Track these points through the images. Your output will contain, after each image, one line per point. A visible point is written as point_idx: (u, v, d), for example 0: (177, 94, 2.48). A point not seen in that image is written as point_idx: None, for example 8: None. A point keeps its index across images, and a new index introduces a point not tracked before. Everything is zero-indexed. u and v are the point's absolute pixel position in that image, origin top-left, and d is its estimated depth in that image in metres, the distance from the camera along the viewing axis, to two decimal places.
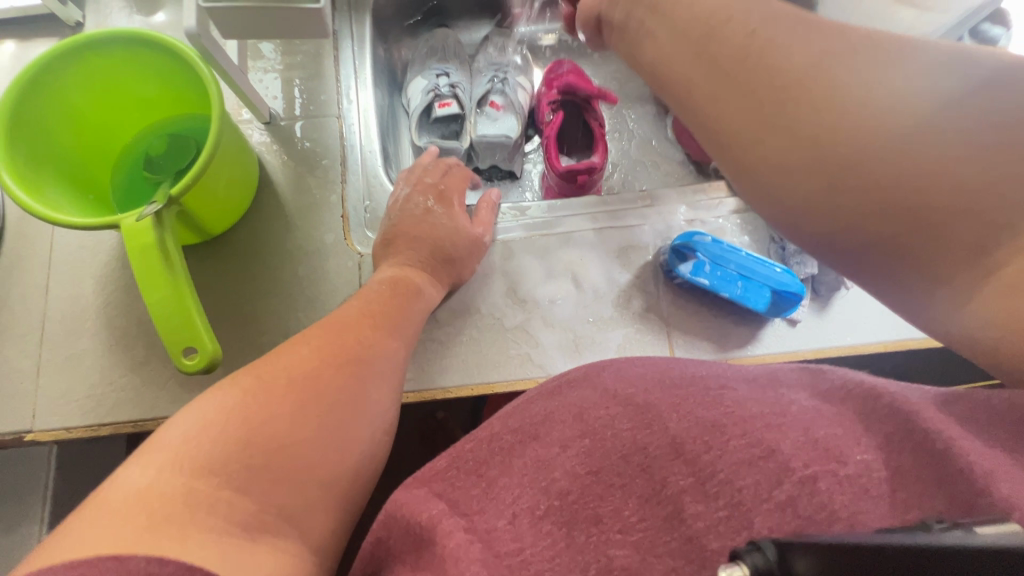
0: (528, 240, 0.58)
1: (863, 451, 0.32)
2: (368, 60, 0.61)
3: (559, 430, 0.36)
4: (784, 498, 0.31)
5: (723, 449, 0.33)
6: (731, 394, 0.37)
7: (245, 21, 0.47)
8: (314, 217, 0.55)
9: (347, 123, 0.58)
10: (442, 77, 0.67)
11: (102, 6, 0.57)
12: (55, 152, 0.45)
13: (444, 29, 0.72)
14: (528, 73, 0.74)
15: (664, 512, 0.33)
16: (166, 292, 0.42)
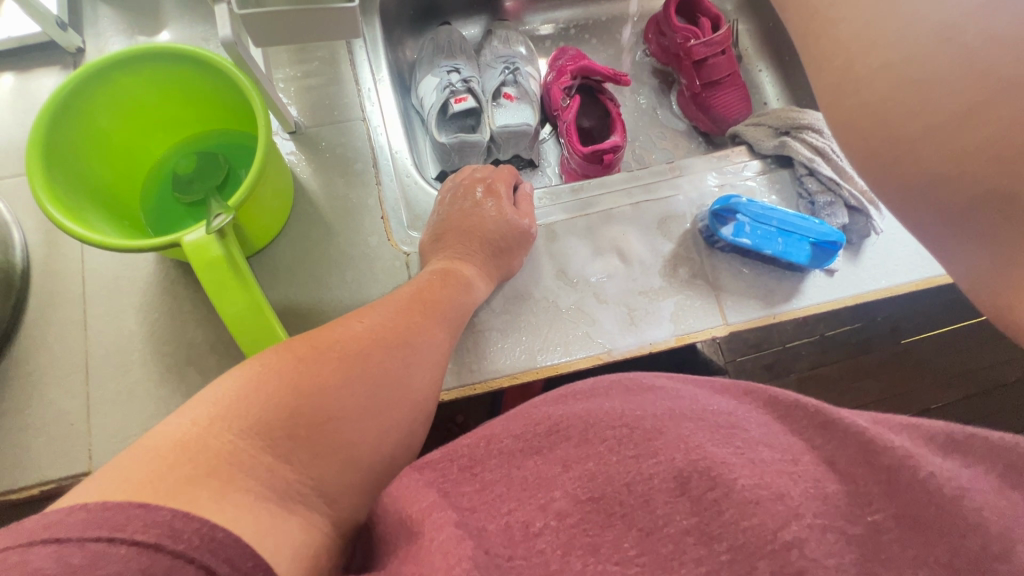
0: (570, 221, 0.56)
1: (877, 511, 0.28)
2: (383, 60, 0.60)
3: (564, 449, 0.32)
4: (790, 539, 0.27)
5: (731, 484, 0.29)
6: (743, 434, 0.32)
7: (275, 26, 0.43)
8: (355, 221, 0.53)
9: (372, 125, 0.57)
10: (454, 74, 0.66)
11: (100, 30, 0.57)
12: (89, 182, 0.44)
13: (447, 25, 0.70)
14: (535, 63, 0.71)
15: (663, 551, 0.28)
16: (243, 302, 0.38)
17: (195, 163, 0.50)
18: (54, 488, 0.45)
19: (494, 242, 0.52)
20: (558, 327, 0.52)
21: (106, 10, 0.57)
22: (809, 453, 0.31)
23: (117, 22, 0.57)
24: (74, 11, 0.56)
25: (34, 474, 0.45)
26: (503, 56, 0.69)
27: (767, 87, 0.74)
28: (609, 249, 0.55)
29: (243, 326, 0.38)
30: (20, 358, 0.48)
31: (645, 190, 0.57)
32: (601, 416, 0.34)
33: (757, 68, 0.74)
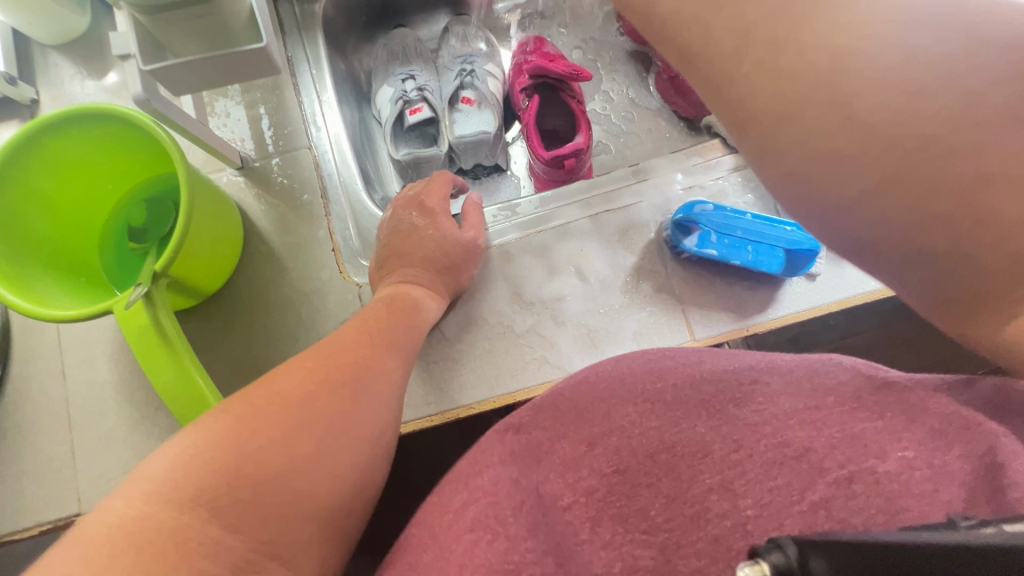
0: (524, 240, 0.54)
1: (905, 448, 0.32)
2: (328, 80, 0.58)
3: (587, 427, 0.36)
4: (817, 500, 0.32)
5: (754, 449, 0.34)
6: (765, 389, 0.36)
7: (191, 74, 0.43)
8: (306, 256, 0.53)
9: (320, 152, 0.56)
10: (408, 82, 0.63)
11: (53, 77, 0.57)
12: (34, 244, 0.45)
13: (401, 28, 0.67)
14: (497, 59, 0.67)
15: (690, 511, 0.33)
16: (169, 370, 0.39)
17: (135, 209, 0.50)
18: (51, 528, 0.49)
19: (444, 267, 0.51)
20: (508, 355, 0.51)
21: (55, 58, 0.57)
22: (833, 395, 0.35)
23: (68, 65, 0.58)
24: (22, 63, 0.57)
25: (34, 516, 0.49)
26: (462, 55, 0.65)
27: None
28: (563, 267, 0.52)
29: (173, 392, 0.39)
30: (9, 410, 0.51)
31: (604, 201, 0.54)
32: (622, 389, 0.37)
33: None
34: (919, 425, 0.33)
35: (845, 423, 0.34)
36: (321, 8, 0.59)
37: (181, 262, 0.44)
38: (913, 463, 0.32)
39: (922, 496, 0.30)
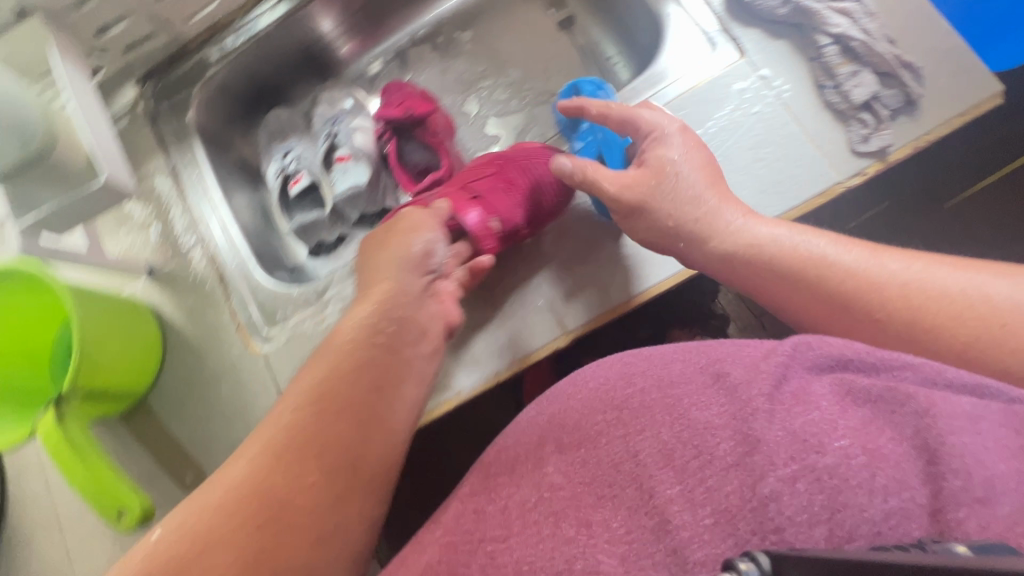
0: (278, 295, 0.67)
1: (841, 439, 0.39)
2: (209, 181, 0.74)
3: (560, 436, 0.45)
4: (767, 495, 0.38)
5: (712, 453, 0.41)
6: (729, 381, 0.44)
7: (197, 294, 0.68)
8: (213, 339, 0.67)
9: (218, 246, 0.70)
10: (287, 157, 0.79)
11: (194, 218, 0.72)
12: (61, 442, 0.51)
13: (278, 110, 0.84)
14: (358, 115, 0.82)
15: (653, 523, 0.40)
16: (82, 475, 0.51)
17: (150, 412, 0.66)
18: None
19: None
20: None
21: (214, 196, 0.73)
22: (755, 384, 0.43)
23: (215, 219, 0.72)
24: (178, 183, 0.73)
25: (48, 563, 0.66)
26: (327, 119, 0.82)
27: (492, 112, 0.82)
28: None
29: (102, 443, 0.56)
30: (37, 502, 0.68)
31: None
32: (600, 403, 0.46)
33: (609, 55, 0.82)
34: (853, 411, 0.40)
35: (786, 421, 0.40)
36: (195, 118, 0.76)
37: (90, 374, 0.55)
38: (849, 452, 0.38)
39: (863, 484, 0.37)
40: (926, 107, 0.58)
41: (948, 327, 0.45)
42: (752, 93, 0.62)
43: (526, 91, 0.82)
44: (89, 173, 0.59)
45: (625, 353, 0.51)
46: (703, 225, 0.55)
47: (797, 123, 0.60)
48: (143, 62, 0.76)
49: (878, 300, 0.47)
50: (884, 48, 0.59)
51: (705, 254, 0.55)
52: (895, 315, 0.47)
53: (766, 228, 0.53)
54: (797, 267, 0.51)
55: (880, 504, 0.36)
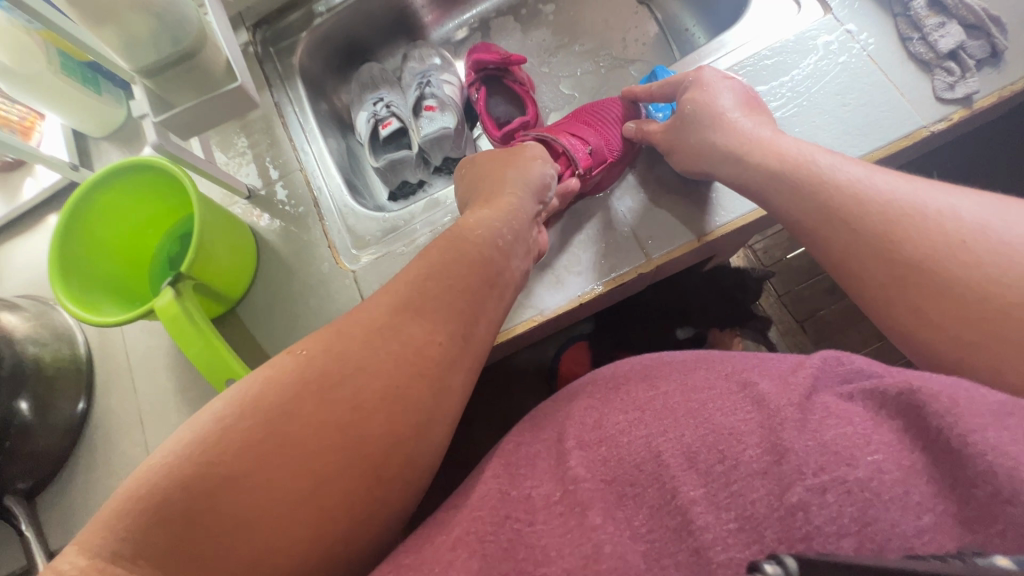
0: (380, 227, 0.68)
1: (874, 453, 0.35)
2: (309, 116, 0.74)
3: (576, 428, 0.44)
4: (795, 503, 0.35)
5: (739, 459, 0.38)
6: (753, 391, 0.41)
7: (287, 216, 0.68)
8: (308, 254, 0.66)
9: (311, 171, 0.70)
10: (379, 103, 0.76)
11: (297, 144, 0.72)
12: (187, 326, 0.51)
13: (368, 63, 0.83)
14: (449, 69, 0.80)
15: (674, 523, 0.37)
16: (198, 343, 0.52)
17: (241, 322, 0.65)
18: None
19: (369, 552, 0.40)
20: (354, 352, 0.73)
21: (311, 125, 0.74)
22: (796, 393, 0.40)
23: (317, 144, 0.72)
24: (279, 108, 0.73)
25: (99, 486, 0.69)
26: (417, 70, 0.80)
27: (572, 74, 0.80)
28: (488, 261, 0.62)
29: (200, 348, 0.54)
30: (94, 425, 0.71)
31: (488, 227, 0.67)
32: (615, 400, 0.44)
33: (686, 27, 0.81)
34: (886, 428, 0.37)
35: (815, 432, 0.37)
36: (298, 60, 0.76)
37: (203, 268, 0.57)
38: (883, 466, 0.34)
39: (895, 500, 0.33)
40: (1011, 58, 0.57)
41: (908, 219, 0.43)
42: (838, 45, 0.62)
43: (602, 56, 0.81)
44: (231, 77, 0.59)
45: (634, 356, 0.51)
46: (717, 152, 0.56)
47: (883, 74, 0.60)
48: (253, 6, 0.74)
49: (884, 225, 0.43)
50: (972, 2, 0.58)
51: (686, 143, 0.59)
52: (861, 207, 0.45)
53: (755, 127, 0.55)
54: (777, 152, 0.52)
55: (913, 520, 0.32)
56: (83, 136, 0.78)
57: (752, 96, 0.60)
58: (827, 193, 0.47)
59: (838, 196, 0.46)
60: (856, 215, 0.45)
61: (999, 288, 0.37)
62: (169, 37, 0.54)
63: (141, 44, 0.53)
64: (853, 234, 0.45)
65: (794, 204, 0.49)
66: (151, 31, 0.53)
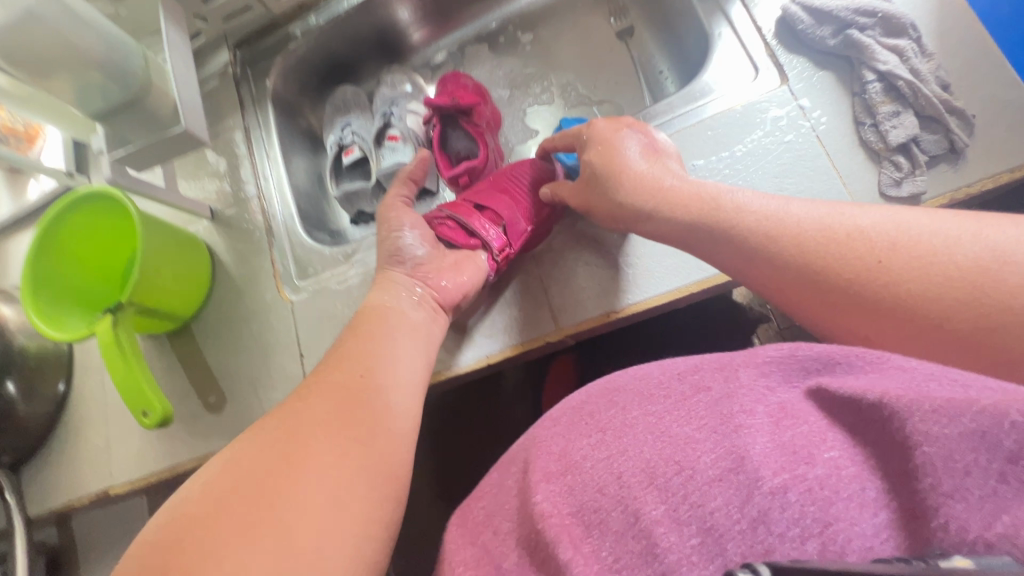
0: (324, 256, 0.67)
1: (831, 448, 0.32)
2: (273, 142, 0.74)
3: (544, 461, 0.38)
4: (755, 514, 0.31)
5: (695, 467, 0.34)
6: (705, 399, 0.38)
7: (239, 246, 0.68)
8: (255, 281, 0.67)
9: (266, 198, 0.70)
10: (346, 129, 0.77)
11: (255, 170, 0.72)
12: (116, 356, 0.51)
13: (344, 86, 0.82)
14: (420, 97, 0.80)
15: (639, 546, 0.33)
16: (120, 371, 0.51)
17: (194, 340, 0.66)
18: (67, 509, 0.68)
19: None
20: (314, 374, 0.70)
21: (273, 152, 0.73)
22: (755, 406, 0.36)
23: (275, 171, 0.72)
24: (245, 131, 0.74)
25: (68, 473, 0.69)
26: (388, 96, 0.79)
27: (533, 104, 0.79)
28: None
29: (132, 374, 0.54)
30: (71, 410, 0.71)
31: None
32: (581, 424, 0.40)
33: (660, 69, 0.78)
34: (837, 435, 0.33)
35: (773, 431, 0.34)
36: (270, 84, 0.76)
37: (145, 294, 0.56)
38: (840, 462, 0.32)
39: (857, 511, 0.30)
40: (973, 157, 0.52)
41: (830, 244, 0.40)
42: (787, 121, 0.58)
43: (569, 92, 0.79)
44: (175, 121, 0.58)
45: (606, 378, 0.45)
46: (645, 213, 0.51)
47: (829, 159, 0.55)
48: (236, 28, 0.77)
49: (843, 273, 0.39)
50: (931, 92, 0.53)
51: (596, 201, 0.56)
52: (775, 244, 0.42)
53: (656, 174, 0.52)
54: (682, 198, 0.49)
55: (871, 518, 0.29)
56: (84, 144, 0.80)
57: (656, 143, 0.56)
58: (767, 252, 0.42)
59: (778, 250, 0.42)
60: (807, 268, 0.40)
61: (928, 302, 0.35)
62: (118, 84, 0.55)
63: (92, 91, 0.54)
64: (815, 286, 0.40)
65: (747, 266, 0.44)
66: (99, 80, 0.54)
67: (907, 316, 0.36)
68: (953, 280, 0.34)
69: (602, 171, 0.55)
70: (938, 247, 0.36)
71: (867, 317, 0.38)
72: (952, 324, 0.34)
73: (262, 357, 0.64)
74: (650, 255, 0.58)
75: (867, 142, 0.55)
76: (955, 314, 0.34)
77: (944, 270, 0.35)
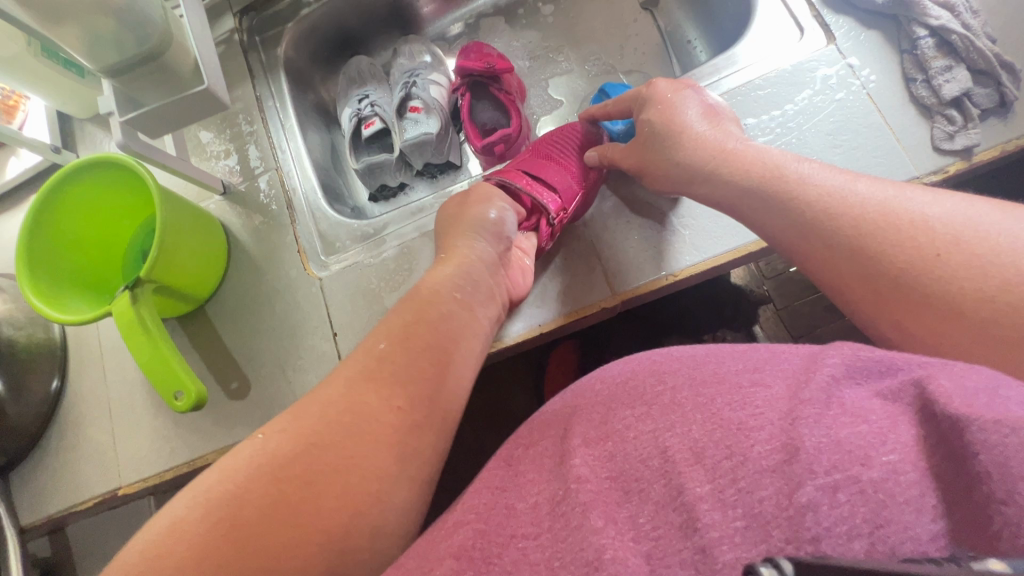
0: (353, 232, 0.65)
1: (889, 453, 0.29)
2: (289, 112, 0.71)
3: (585, 427, 0.36)
4: (804, 502, 0.28)
5: (747, 454, 0.30)
6: (766, 393, 0.33)
7: (256, 224, 0.65)
8: (277, 258, 0.64)
9: (287, 171, 0.67)
10: (364, 101, 0.74)
11: (272, 141, 0.69)
12: (140, 335, 0.49)
13: (359, 56, 0.79)
14: (440, 68, 0.77)
15: (679, 519, 0.30)
16: (144, 349, 0.49)
17: (210, 322, 0.63)
18: (63, 514, 0.64)
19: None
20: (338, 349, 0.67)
21: (289, 123, 0.70)
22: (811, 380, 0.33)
23: (293, 142, 0.69)
24: (258, 102, 0.70)
25: (64, 474, 0.65)
26: (406, 68, 0.76)
27: (556, 75, 0.77)
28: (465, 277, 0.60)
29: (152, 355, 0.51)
30: (64, 406, 0.67)
31: None
32: (624, 395, 0.36)
33: (688, 38, 0.77)
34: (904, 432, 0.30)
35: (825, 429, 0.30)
36: (282, 51, 0.73)
37: (166, 271, 0.54)
38: (899, 468, 0.28)
39: (909, 504, 0.27)
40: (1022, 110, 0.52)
41: (886, 225, 0.39)
42: (837, 80, 0.57)
43: (592, 62, 0.77)
44: (200, 80, 0.55)
45: (652, 352, 0.41)
46: (699, 177, 0.50)
47: (881, 116, 0.55)
48: None
49: (896, 255, 0.38)
50: (985, 45, 0.53)
51: (651, 159, 0.55)
52: (833, 219, 0.41)
53: (719, 135, 0.51)
54: (742, 159, 0.48)
55: (927, 523, 0.27)
56: (69, 117, 0.75)
57: (718, 110, 0.54)
58: (822, 219, 0.41)
59: (834, 224, 0.41)
60: (860, 245, 0.39)
61: (973, 299, 0.34)
62: (133, 35, 0.51)
63: (104, 42, 0.50)
64: (862, 263, 0.39)
65: (794, 233, 0.43)
66: (113, 29, 0.50)
67: (952, 308, 0.35)
68: (1005, 282, 0.33)
69: (658, 136, 0.54)
70: (1001, 246, 0.35)
71: (915, 310, 0.36)
72: (1001, 324, 0.33)
73: (284, 337, 0.61)
74: (702, 221, 0.57)
75: (916, 97, 0.54)
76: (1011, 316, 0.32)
77: (1003, 271, 0.34)
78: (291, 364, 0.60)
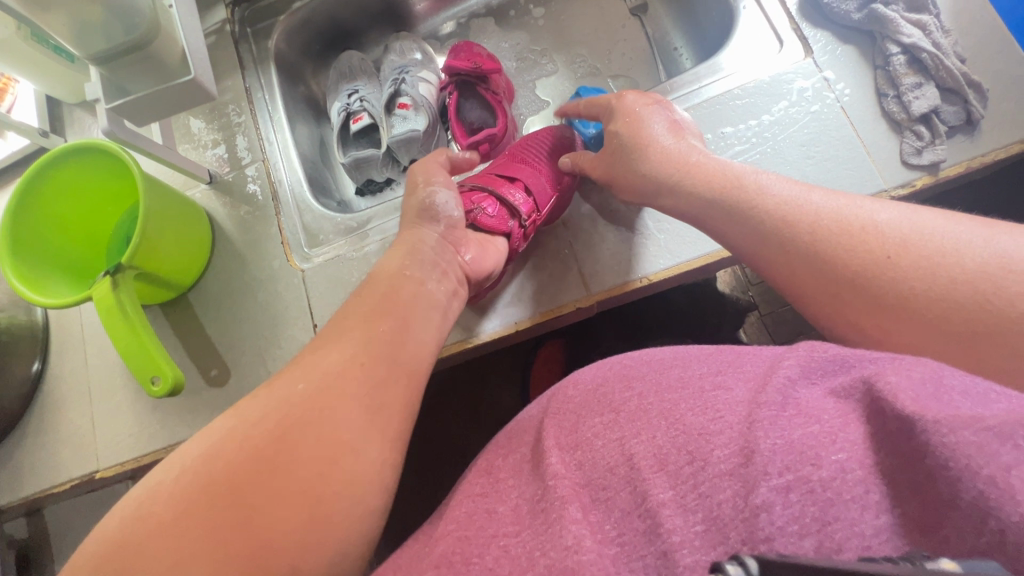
0: (336, 225, 0.65)
1: (839, 451, 0.29)
2: (278, 104, 0.71)
3: (555, 433, 0.37)
4: (759, 503, 0.29)
5: (707, 459, 0.31)
6: (727, 395, 0.34)
7: (240, 215, 0.66)
8: (260, 248, 0.65)
9: (273, 163, 0.68)
10: (353, 96, 0.75)
11: (258, 133, 0.69)
12: (118, 318, 0.49)
13: (350, 52, 0.80)
14: (430, 66, 0.78)
15: (643, 525, 0.31)
16: (123, 333, 0.50)
17: (191, 310, 0.64)
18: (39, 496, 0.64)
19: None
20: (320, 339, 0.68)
21: (277, 115, 0.71)
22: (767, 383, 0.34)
23: (281, 134, 0.70)
24: (246, 93, 0.71)
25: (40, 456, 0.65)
26: (396, 65, 0.77)
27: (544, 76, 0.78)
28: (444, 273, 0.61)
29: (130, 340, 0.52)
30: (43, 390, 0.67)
31: None
32: (596, 403, 0.37)
33: (675, 45, 0.78)
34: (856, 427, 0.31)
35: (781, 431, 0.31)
36: (273, 44, 0.73)
37: (148, 257, 0.54)
38: (847, 466, 0.29)
39: (857, 503, 0.28)
40: (987, 129, 0.53)
41: (841, 232, 0.40)
42: (812, 92, 0.58)
43: (578, 65, 0.78)
44: (186, 70, 0.56)
45: (622, 355, 0.43)
46: (665, 185, 0.51)
47: (852, 129, 0.56)
48: None
49: (850, 262, 0.39)
50: (953, 65, 0.54)
51: (619, 169, 0.56)
52: (792, 227, 0.42)
53: (683, 147, 0.52)
54: (707, 170, 0.49)
55: (872, 519, 0.27)
56: (58, 101, 0.75)
57: (681, 122, 0.56)
58: (782, 228, 0.42)
59: (792, 233, 0.42)
60: (816, 254, 0.40)
61: (925, 301, 0.35)
62: (121, 23, 0.51)
63: (92, 30, 0.51)
64: (820, 271, 0.40)
65: (757, 242, 0.44)
66: (101, 16, 0.50)
67: (906, 311, 0.36)
68: (954, 282, 0.35)
69: (626, 145, 0.55)
70: (947, 248, 0.36)
71: (873, 315, 0.38)
72: (952, 324, 0.34)
73: (265, 328, 0.62)
74: (675, 225, 0.58)
75: (886, 112, 0.56)
76: (958, 316, 0.34)
77: (947, 271, 0.35)
78: (273, 354, 0.61)
